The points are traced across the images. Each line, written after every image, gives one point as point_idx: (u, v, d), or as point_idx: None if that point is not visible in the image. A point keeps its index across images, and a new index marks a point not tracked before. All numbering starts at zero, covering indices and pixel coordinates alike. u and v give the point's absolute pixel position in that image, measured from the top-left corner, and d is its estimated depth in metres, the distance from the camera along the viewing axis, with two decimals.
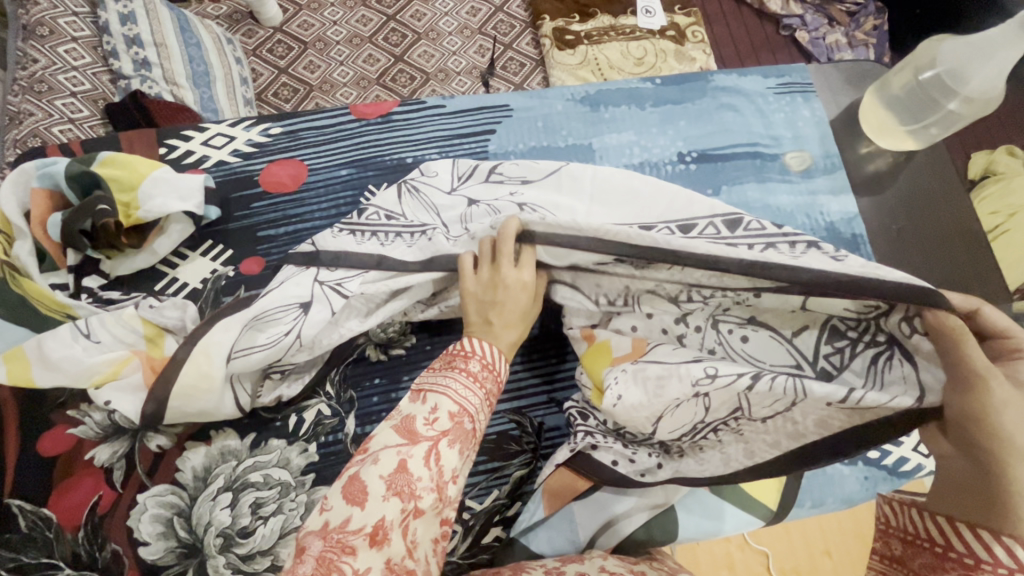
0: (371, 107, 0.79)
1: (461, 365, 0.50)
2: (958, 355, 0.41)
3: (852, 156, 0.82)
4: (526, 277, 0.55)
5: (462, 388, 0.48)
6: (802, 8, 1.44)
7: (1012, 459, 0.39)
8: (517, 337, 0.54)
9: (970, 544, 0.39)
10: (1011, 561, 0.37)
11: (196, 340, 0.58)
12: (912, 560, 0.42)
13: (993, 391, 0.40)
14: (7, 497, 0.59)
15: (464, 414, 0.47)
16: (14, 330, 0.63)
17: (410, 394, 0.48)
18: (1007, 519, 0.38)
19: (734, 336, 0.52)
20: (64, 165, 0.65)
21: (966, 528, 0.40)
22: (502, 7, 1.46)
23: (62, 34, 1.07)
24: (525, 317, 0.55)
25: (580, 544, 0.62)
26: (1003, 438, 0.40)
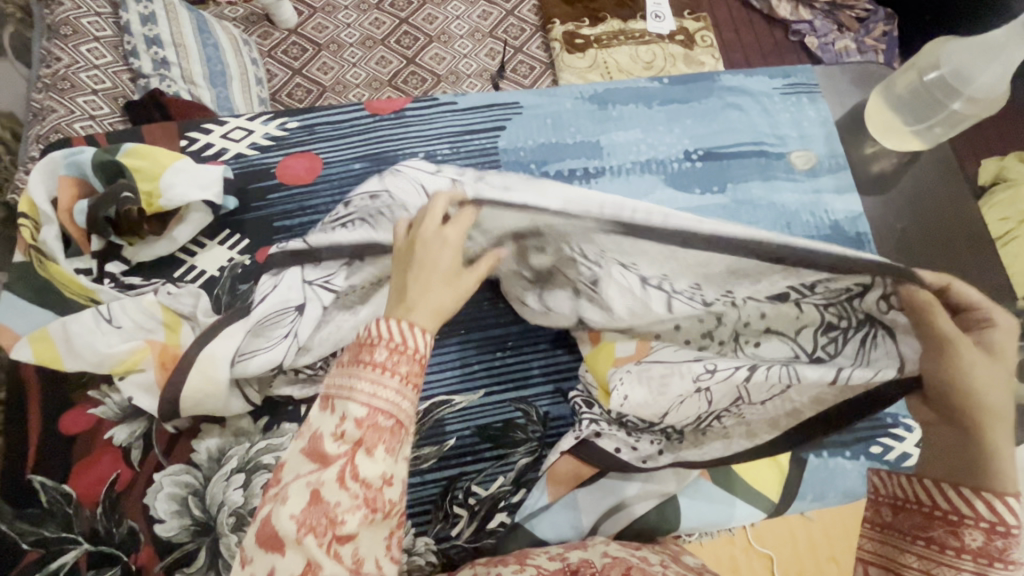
0: (384, 103, 0.81)
1: (367, 356, 0.41)
2: (929, 324, 0.42)
3: (857, 156, 0.84)
4: (449, 234, 0.50)
5: (370, 386, 0.40)
6: (810, 14, 1.46)
7: (989, 417, 0.39)
8: (448, 297, 0.46)
9: (955, 501, 0.40)
10: (992, 516, 0.38)
11: (204, 345, 0.61)
12: (904, 524, 0.43)
13: (961, 353, 0.41)
14: (28, 475, 0.61)
15: (375, 415, 0.40)
16: (38, 313, 0.65)
17: (317, 404, 0.41)
18: (992, 475, 0.38)
19: (747, 342, 0.54)
20: (90, 154, 0.68)
21: (951, 486, 0.41)
22: (513, 11, 1.48)
23: (85, 33, 1.10)
24: (449, 273, 0.47)
25: (583, 530, 0.64)
26: (971, 395, 0.40)
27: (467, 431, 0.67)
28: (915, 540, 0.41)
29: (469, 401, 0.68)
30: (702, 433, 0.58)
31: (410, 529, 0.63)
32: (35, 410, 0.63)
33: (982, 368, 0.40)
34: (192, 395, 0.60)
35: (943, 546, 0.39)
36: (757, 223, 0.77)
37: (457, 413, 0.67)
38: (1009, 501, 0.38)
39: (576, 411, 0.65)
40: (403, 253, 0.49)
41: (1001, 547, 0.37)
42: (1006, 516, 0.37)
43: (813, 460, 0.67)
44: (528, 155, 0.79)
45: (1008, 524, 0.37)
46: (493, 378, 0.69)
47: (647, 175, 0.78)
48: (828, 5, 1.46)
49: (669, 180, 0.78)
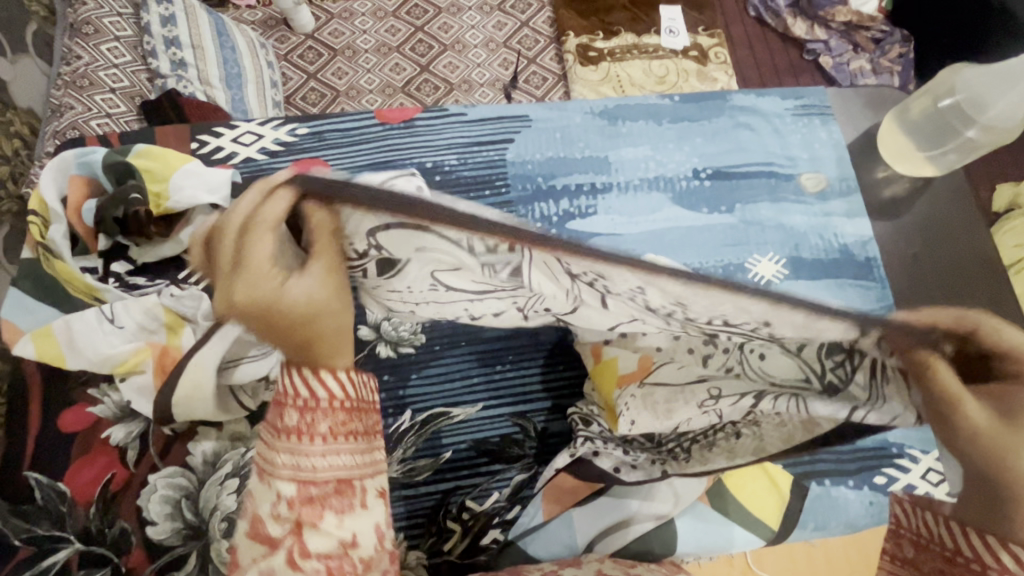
0: (395, 113, 0.81)
1: (282, 419, 0.36)
2: (933, 386, 0.33)
3: (870, 179, 0.82)
4: (259, 275, 0.34)
5: (292, 457, 0.35)
6: (826, 34, 1.45)
7: (1022, 490, 0.32)
8: (332, 320, 0.37)
9: (977, 548, 0.34)
10: (1018, 572, 0.33)
11: (190, 355, 0.58)
12: (923, 564, 0.38)
13: (968, 414, 0.33)
14: (24, 471, 0.61)
15: (307, 486, 0.35)
16: (42, 309, 0.66)
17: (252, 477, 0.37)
18: (1008, 524, 0.33)
19: (751, 352, 0.43)
20: (102, 154, 0.69)
21: (975, 533, 0.35)
22: (528, 22, 1.49)
23: (106, 33, 1.13)
24: (302, 305, 0.35)
25: (576, 549, 0.60)
26: (1003, 465, 0.33)
27: (464, 445, 0.66)
28: None
29: (467, 414, 0.67)
30: (709, 447, 0.54)
31: (402, 543, 0.63)
32: (37, 405, 0.64)
33: (1022, 446, 0.32)
34: (190, 398, 0.60)
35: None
36: (764, 244, 0.76)
37: (455, 425, 0.67)
38: None
39: (575, 427, 0.65)
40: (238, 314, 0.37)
41: None
42: None
43: (814, 488, 0.66)
44: (535, 168, 0.79)
45: None
46: (494, 391, 0.69)
47: (655, 192, 0.78)
48: (844, 26, 1.46)
49: (677, 197, 0.78)
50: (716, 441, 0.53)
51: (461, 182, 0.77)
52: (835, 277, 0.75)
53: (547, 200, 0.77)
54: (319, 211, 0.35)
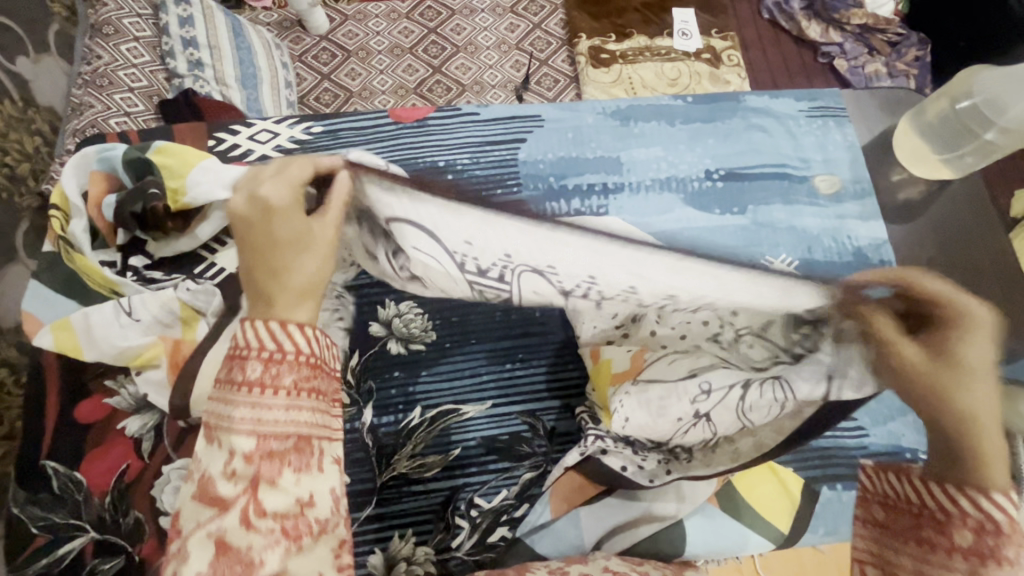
0: (408, 112, 0.82)
1: (240, 375, 0.38)
2: (896, 351, 0.42)
3: (885, 182, 0.82)
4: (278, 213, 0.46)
5: (250, 410, 0.36)
6: (841, 36, 1.44)
7: (978, 430, 0.40)
8: (318, 261, 0.43)
9: (942, 501, 0.39)
10: (979, 513, 0.37)
11: (209, 351, 0.60)
12: (897, 525, 0.42)
13: (908, 357, 0.42)
14: (42, 460, 0.63)
15: (265, 442, 0.36)
16: (62, 302, 0.67)
17: (204, 436, 0.37)
18: (980, 474, 0.39)
19: (741, 339, 0.47)
20: (121, 151, 0.69)
21: (938, 485, 0.40)
22: (541, 24, 1.49)
23: (126, 33, 1.15)
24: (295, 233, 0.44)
25: (585, 549, 0.61)
26: (974, 418, 0.40)
27: (472, 442, 0.66)
28: (909, 541, 0.40)
29: (476, 411, 0.68)
30: (710, 448, 0.54)
31: (410, 538, 0.63)
32: (55, 396, 0.65)
33: (972, 394, 0.40)
34: (204, 392, 0.60)
35: (931, 544, 0.38)
36: (778, 246, 0.75)
37: (464, 422, 0.67)
38: (993, 498, 0.37)
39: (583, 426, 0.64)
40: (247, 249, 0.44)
41: (992, 545, 0.36)
42: (992, 511, 0.37)
43: (825, 493, 0.65)
44: (547, 168, 0.79)
45: (994, 521, 0.37)
46: (503, 390, 0.69)
47: (666, 193, 0.78)
48: (860, 29, 1.44)
49: (689, 198, 0.78)
50: (716, 442, 0.53)
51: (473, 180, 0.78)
52: None
53: (558, 200, 0.77)
54: (341, 186, 0.49)
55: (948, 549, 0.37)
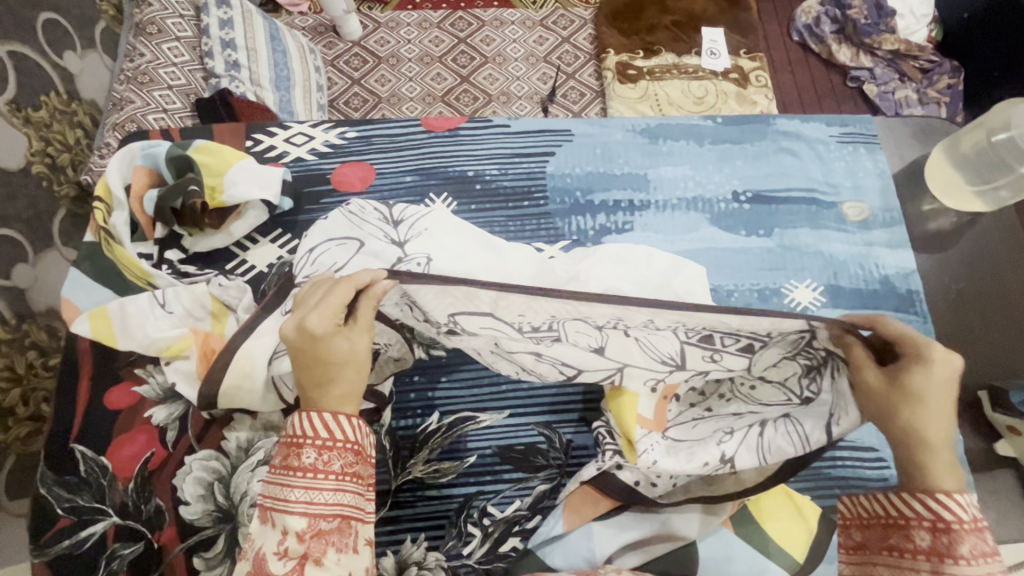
0: (441, 121, 0.84)
1: (294, 461, 0.45)
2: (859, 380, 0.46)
3: (914, 212, 0.81)
4: (314, 322, 0.47)
5: (304, 493, 0.44)
6: (871, 62, 1.43)
7: (927, 454, 0.45)
8: (355, 377, 0.48)
9: (901, 507, 0.45)
10: (930, 514, 0.44)
11: (236, 347, 0.61)
12: (870, 540, 0.48)
13: (872, 383, 0.46)
14: (71, 443, 0.65)
15: (316, 522, 0.43)
16: (98, 290, 0.69)
17: (259, 515, 0.45)
18: (925, 477, 0.45)
19: (743, 383, 0.55)
20: (166, 148, 0.72)
21: (896, 494, 0.46)
22: (569, 39, 1.51)
23: (168, 33, 1.19)
24: (343, 355, 0.48)
25: (596, 562, 0.60)
26: (924, 437, 0.45)
27: (488, 450, 0.67)
28: (883, 551, 0.46)
29: (493, 420, 0.68)
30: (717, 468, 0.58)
31: (422, 542, 0.63)
32: (88, 382, 0.67)
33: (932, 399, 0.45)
34: (231, 390, 0.61)
35: (902, 550, 0.45)
36: (802, 271, 0.75)
37: (480, 430, 0.68)
38: (942, 496, 0.44)
39: (599, 440, 0.62)
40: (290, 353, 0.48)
41: (947, 543, 0.43)
42: (941, 511, 0.43)
43: None
44: (574, 183, 0.80)
45: (945, 520, 0.43)
46: (521, 399, 0.69)
47: (692, 213, 0.78)
48: (892, 54, 1.43)
49: (714, 219, 0.78)
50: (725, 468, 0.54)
51: (500, 192, 0.79)
52: (874, 308, 0.73)
53: (583, 214, 0.78)
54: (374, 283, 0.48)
55: (913, 552, 0.44)
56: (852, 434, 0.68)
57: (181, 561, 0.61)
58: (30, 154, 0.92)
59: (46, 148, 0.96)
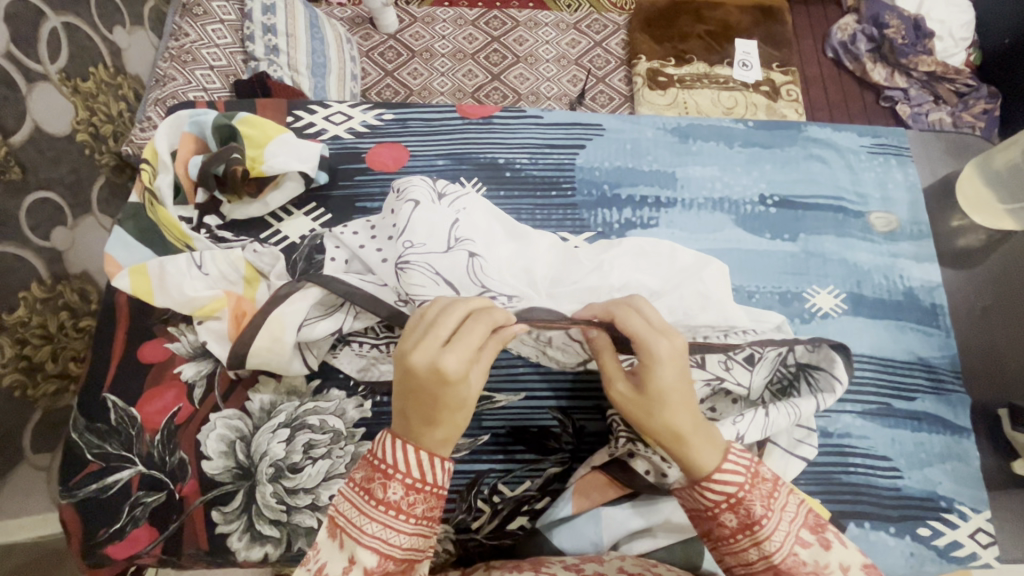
0: (476, 109, 0.85)
1: (379, 492, 0.45)
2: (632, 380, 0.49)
3: (943, 227, 0.80)
4: (448, 364, 0.44)
5: (382, 528, 0.45)
6: (906, 82, 1.42)
7: (664, 435, 0.47)
8: (451, 429, 0.46)
9: (708, 500, 0.47)
10: (723, 495, 0.46)
11: (269, 312, 0.63)
12: (715, 534, 0.47)
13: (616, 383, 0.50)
14: (104, 392, 0.67)
15: (386, 560, 0.45)
16: (138, 248, 0.72)
17: (328, 527, 0.46)
18: (688, 454, 0.47)
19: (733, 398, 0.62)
20: (211, 117, 0.76)
21: (702, 491, 0.47)
22: (602, 43, 1.52)
23: (213, 15, 1.24)
24: (457, 400, 0.45)
25: (602, 547, 0.61)
26: (665, 422, 0.47)
27: (502, 430, 0.68)
28: (737, 538, 0.46)
29: (509, 400, 0.69)
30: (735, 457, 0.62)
31: None
32: (124, 336, 0.70)
33: (665, 374, 0.47)
34: (263, 352, 0.63)
35: (726, 538, 0.47)
36: (825, 277, 0.75)
37: (495, 410, 0.69)
38: (721, 477, 0.46)
39: (614, 427, 0.64)
40: (406, 377, 0.45)
41: (751, 514, 0.46)
42: (724, 487, 0.46)
43: (852, 528, 0.63)
44: (602, 176, 0.81)
45: (734, 496, 0.46)
46: (537, 383, 0.70)
47: (718, 213, 0.79)
48: (927, 77, 1.42)
49: (739, 220, 0.78)
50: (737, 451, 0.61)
51: (529, 180, 0.80)
52: (896, 318, 0.73)
53: (610, 208, 0.79)
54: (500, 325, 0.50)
55: (733, 536, 0.46)
56: (866, 442, 0.67)
57: (200, 513, 0.63)
58: (76, 122, 0.96)
59: (91, 118, 1.00)
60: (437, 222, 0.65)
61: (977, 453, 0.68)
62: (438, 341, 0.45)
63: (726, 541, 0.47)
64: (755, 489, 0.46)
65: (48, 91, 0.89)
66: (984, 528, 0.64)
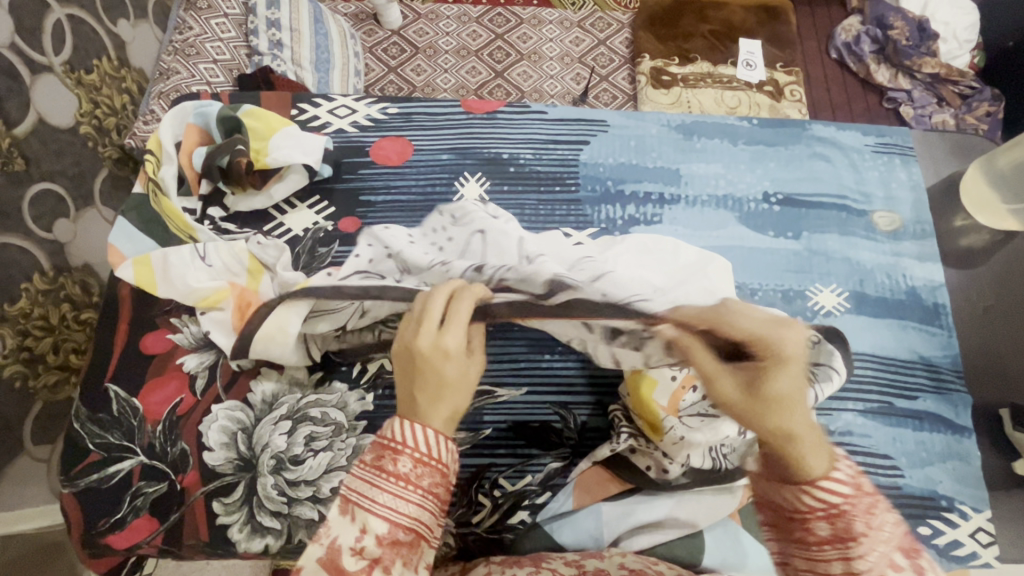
0: (480, 104, 0.85)
1: (389, 465, 0.47)
2: (732, 382, 0.51)
3: (946, 227, 0.80)
4: (448, 342, 0.52)
5: (392, 498, 0.46)
6: (910, 84, 1.42)
7: (779, 438, 0.49)
8: (459, 407, 0.50)
9: (808, 503, 0.46)
10: (825, 503, 0.46)
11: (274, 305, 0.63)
12: (795, 537, 0.47)
13: (720, 380, 0.52)
14: (106, 383, 0.68)
15: (396, 529, 0.45)
16: (139, 239, 0.72)
17: (343, 504, 0.48)
18: (795, 460, 0.48)
19: None
20: (216, 109, 0.77)
21: (800, 493, 0.47)
22: (606, 41, 1.52)
23: (217, 9, 1.24)
24: (457, 376, 0.50)
25: (602, 542, 0.61)
26: (778, 425, 0.49)
27: (503, 424, 0.68)
28: (812, 546, 0.45)
29: (510, 395, 0.69)
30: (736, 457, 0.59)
31: None
32: (127, 327, 0.70)
33: (783, 382, 0.50)
34: (263, 341, 0.63)
35: (809, 543, 0.46)
36: (828, 275, 0.75)
37: (497, 404, 0.69)
38: (822, 485, 0.46)
39: (615, 423, 0.65)
40: (412, 359, 0.51)
41: (845, 528, 0.44)
42: (828, 498, 0.46)
43: None
44: (606, 172, 0.81)
45: (836, 506, 0.45)
46: (538, 379, 0.70)
47: (722, 210, 0.79)
48: (931, 78, 1.42)
49: (743, 218, 0.78)
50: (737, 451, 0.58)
51: (533, 175, 0.80)
52: (898, 317, 0.73)
53: (613, 204, 0.79)
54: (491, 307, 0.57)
55: (819, 544, 0.45)
56: (867, 440, 0.67)
57: (201, 504, 0.63)
58: (80, 115, 0.95)
59: (94, 110, 1.00)
60: (506, 240, 0.66)
61: (978, 453, 0.68)
62: (434, 326, 0.52)
63: (809, 548, 0.45)
64: (856, 505, 0.47)
65: (52, 82, 0.89)
66: (984, 528, 0.64)
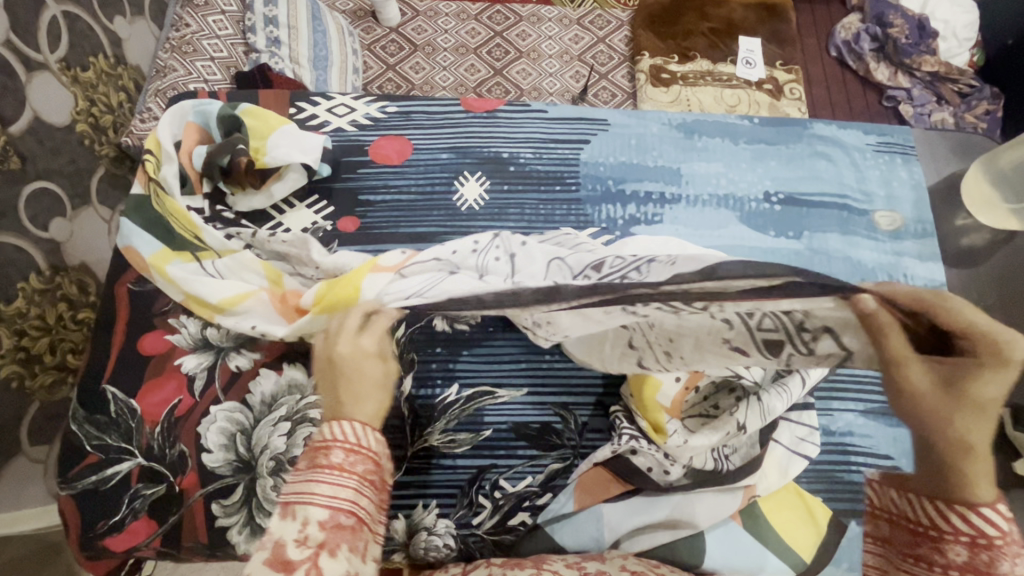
0: (480, 102, 0.85)
1: (323, 458, 0.46)
2: (915, 373, 0.37)
3: (947, 226, 0.80)
4: (365, 343, 0.54)
5: (330, 487, 0.44)
6: (909, 82, 1.42)
7: (952, 450, 0.38)
8: (380, 404, 0.50)
9: (936, 518, 0.40)
10: (970, 529, 0.39)
11: None
12: (902, 542, 0.44)
13: (909, 372, 0.38)
14: (104, 383, 0.67)
15: (337, 514, 0.44)
16: (144, 240, 0.71)
17: (279, 511, 0.44)
18: (959, 481, 0.38)
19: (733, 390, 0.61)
20: (217, 108, 0.77)
21: (943, 506, 0.39)
22: (605, 39, 1.51)
23: (213, 6, 1.23)
24: (376, 378, 0.52)
25: (604, 544, 0.61)
26: (960, 437, 0.37)
27: (504, 425, 0.68)
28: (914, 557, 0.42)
29: (511, 396, 0.69)
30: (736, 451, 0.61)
31: (433, 508, 0.65)
32: (124, 327, 0.70)
33: (994, 386, 0.36)
34: None
35: (930, 562, 0.41)
36: (830, 275, 0.75)
37: (497, 405, 0.69)
38: (981, 511, 0.38)
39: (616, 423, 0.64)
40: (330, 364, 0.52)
41: (986, 559, 0.39)
42: (981, 526, 0.38)
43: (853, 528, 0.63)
44: (606, 171, 0.80)
45: (988, 536, 0.38)
46: (539, 379, 0.70)
47: (723, 209, 0.78)
48: (930, 77, 1.42)
49: (744, 217, 0.78)
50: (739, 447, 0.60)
51: (533, 175, 0.80)
52: None
53: (614, 203, 0.78)
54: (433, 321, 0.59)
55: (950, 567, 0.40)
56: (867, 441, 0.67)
57: (200, 505, 0.62)
58: (75, 113, 0.95)
59: (90, 108, 0.99)
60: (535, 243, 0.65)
61: None
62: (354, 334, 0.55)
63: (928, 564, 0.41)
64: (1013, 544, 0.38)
65: (47, 79, 0.88)
66: None
